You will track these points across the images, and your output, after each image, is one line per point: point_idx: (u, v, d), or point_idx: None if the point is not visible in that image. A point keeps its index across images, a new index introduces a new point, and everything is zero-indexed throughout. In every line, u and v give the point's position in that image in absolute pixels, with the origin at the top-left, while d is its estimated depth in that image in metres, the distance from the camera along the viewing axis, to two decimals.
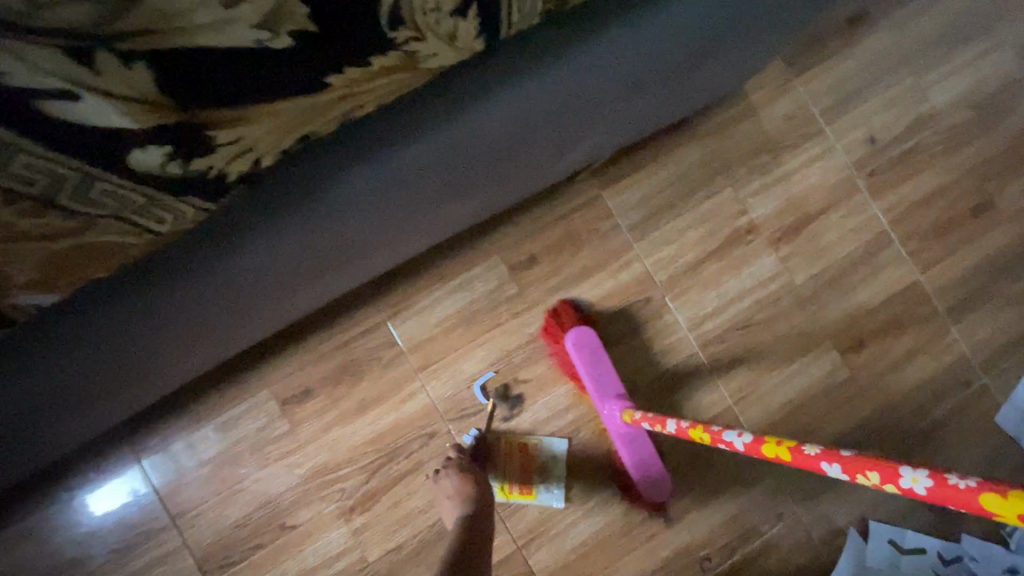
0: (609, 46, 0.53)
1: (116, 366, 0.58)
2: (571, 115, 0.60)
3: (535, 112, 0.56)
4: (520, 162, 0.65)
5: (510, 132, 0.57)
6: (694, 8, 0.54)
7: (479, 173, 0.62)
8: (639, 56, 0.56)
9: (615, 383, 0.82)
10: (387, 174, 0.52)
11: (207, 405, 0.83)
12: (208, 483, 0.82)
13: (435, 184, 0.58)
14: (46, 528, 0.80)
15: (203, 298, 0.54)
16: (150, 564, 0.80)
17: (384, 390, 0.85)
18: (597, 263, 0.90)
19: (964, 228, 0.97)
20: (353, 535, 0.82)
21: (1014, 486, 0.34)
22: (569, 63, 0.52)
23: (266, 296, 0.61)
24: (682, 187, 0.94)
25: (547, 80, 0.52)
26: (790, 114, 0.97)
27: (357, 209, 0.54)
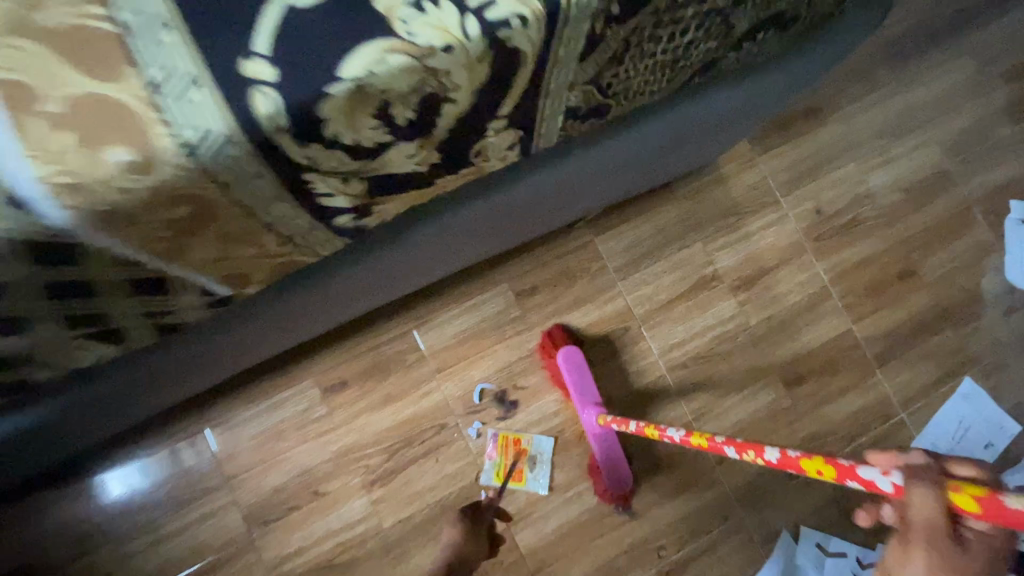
0: (607, 146, 0.73)
1: (222, 354, 0.76)
2: (577, 186, 0.80)
3: (558, 184, 0.76)
4: (540, 211, 0.85)
5: (538, 195, 0.77)
6: (671, 119, 0.74)
7: (504, 223, 0.81)
8: (630, 150, 0.76)
9: (594, 393, 1.01)
10: (449, 223, 0.72)
11: (261, 388, 1.01)
12: (256, 452, 1.00)
13: (477, 228, 0.78)
14: (120, 479, 0.97)
15: (299, 306, 0.73)
16: (203, 516, 0.97)
17: (406, 387, 1.04)
18: (587, 295, 1.10)
19: (890, 289, 1.18)
20: (372, 505, 0.99)
21: (819, 457, 0.55)
22: (578, 157, 0.72)
23: (337, 305, 0.80)
24: (661, 238, 1.14)
25: (561, 167, 0.72)
26: (753, 185, 1.19)
27: (417, 247, 0.73)
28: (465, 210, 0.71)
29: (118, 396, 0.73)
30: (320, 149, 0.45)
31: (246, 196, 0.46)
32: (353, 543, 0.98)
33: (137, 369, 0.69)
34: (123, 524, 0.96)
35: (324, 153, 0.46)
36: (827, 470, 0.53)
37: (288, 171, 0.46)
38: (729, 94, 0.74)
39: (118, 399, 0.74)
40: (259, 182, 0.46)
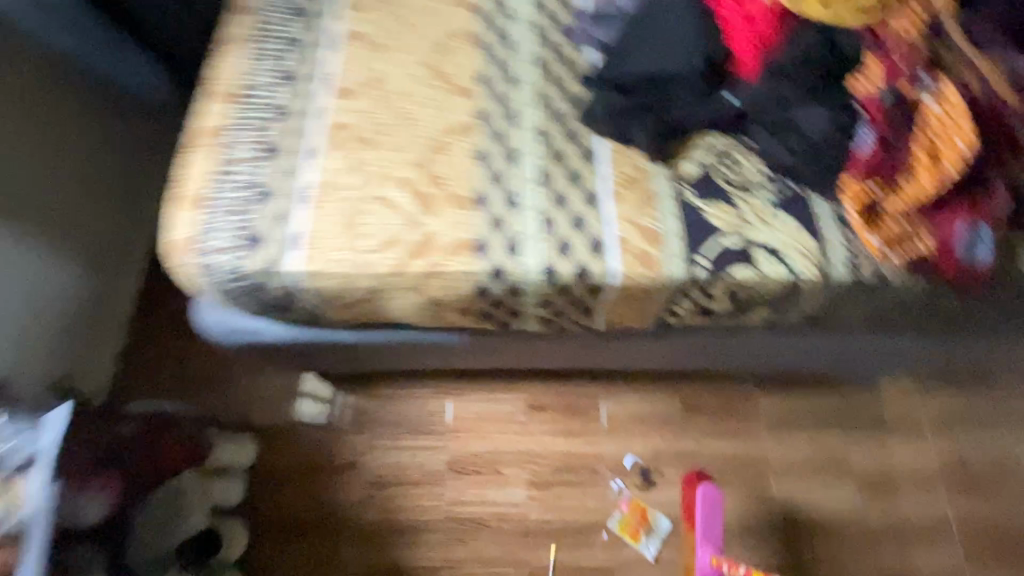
0: (809, 347, 1.04)
1: (505, 366, 1.17)
2: (773, 360, 1.11)
3: (774, 356, 1.08)
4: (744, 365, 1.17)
5: (755, 356, 1.09)
6: (861, 347, 1.03)
7: (712, 363, 1.14)
8: (823, 352, 1.06)
9: (717, 538, 1.15)
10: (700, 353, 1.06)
11: (492, 385, 1.48)
12: (471, 424, 1.45)
13: (707, 363, 1.12)
14: (389, 398, 1.47)
15: (567, 359, 1.12)
16: (424, 448, 1.43)
17: (582, 430, 1.43)
18: (736, 431, 1.41)
19: (998, 554, 1.32)
20: (527, 498, 1.37)
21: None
22: (787, 347, 1.04)
23: (580, 365, 1.17)
24: (812, 417, 1.42)
25: (773, 348, 1.04)
26: (904, 413, 1.42)
27: (655, 358, 1.09)
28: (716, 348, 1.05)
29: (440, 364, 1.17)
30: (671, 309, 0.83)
31: (620, 316, 0.86)
32: (504, 517, 1.36)
33: (466, 358, 1.12)
34: (378, 427, 1.45)
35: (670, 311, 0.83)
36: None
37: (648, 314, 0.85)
38: (914, 341, 1.03)
39: (438, 364, 1.18)
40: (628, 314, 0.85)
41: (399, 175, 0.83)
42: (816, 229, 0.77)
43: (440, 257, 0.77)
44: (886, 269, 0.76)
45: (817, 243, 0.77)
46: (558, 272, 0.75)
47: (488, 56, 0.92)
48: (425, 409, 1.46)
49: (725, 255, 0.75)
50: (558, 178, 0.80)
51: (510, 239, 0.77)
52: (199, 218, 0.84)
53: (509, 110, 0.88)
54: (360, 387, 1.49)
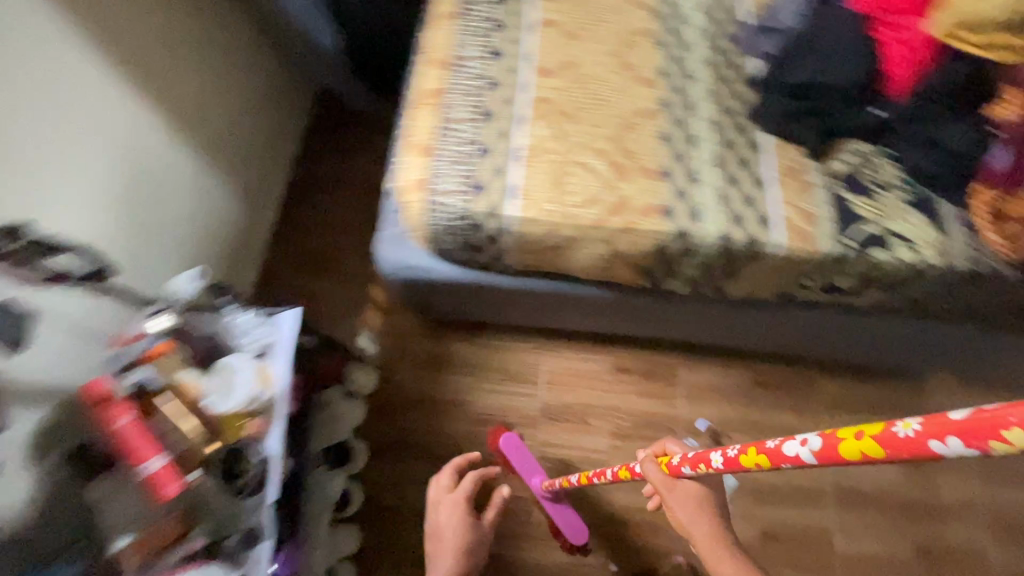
0: (885, 328, 1.21)
1: (625, 319, 1.32)
2: (852, 338, 1.29)
3: (845, 335, 1.30)
4: (812, 343, 1.40)
5: (828, 333, 1.32)
6: (927, 329, 1.21)
7: (801, 333, 1.31)
8: (898, 334, 1.23)
9: (531, 471, 1.45)
10: (792, 323, 1.27)
11: (583, 345, 1.66)
12: (564, 377, 1.63)
13: (791, 333, 1.34)
14: (492, 345, 1.64)
15: (686, 316, 1.27)
16: (522, 394, 1.61)
17: (660, 394, 1.62)
18: (796, 409, 1.61)
19: None
20: (610, 447, 1.56)
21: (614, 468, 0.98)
22: (870, 326, 1.21)
23: (690, 324, 1.32)
24: (860, 403, 1.62)
25: (856, 325, 1.21)
26: (944, 408, 1.61)
27: (768, 320, 1.23)
28: (804, 320, 1.26)
29: (564, 313, 1.32)
30: (789, 274, 0.98)
31: (752, 276, 1.01)
32: (588, 461, 1.55)
33: (594, 308, 1.28)
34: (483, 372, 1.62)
35: (789, 274, 0.99)
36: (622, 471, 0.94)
37: (775, 276, 0.99)
38: (970, 332, 1.25)
39: (559, 313, 1.33)
40: (759, 274, 1.00)
41: (596, 145, 0.99)
42: (937, 221, 0.94)
43: (637, 217, 0.93)
44: (995, 263, 0.92)
45: (948, 225, 0.93)
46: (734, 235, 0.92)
47: (668, 53, 1.09)
48: (524, 362, 1.64)
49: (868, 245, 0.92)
50: (732, 166, 0.97)
51: (693, 206, 0.94)
52: (430, 163, 0.99)
53: (687, 100, 1.04)
54: (467, 337, 1.65)
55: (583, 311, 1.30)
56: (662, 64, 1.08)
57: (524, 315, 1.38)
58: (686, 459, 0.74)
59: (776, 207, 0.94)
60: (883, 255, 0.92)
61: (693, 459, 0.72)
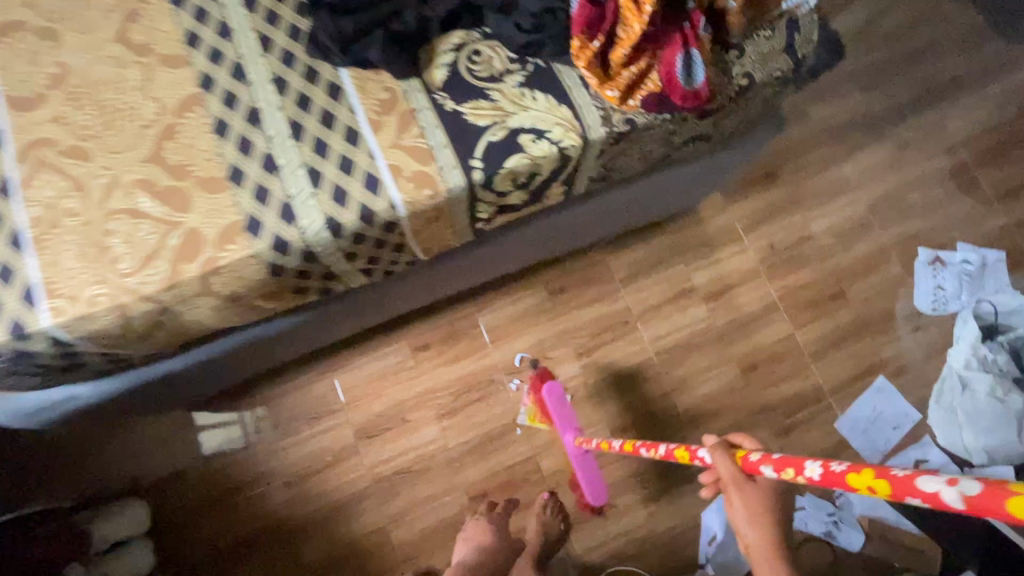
0: (609, 204, 1.13)
1: (369, 319, 1.13)
2: (592, 223, 1.21)
3: (586, 220, 1.19)
4: (570, 238, 1.29)
5: (571, 227, 1.21)
6: (648, 187, 1.15)
7: (546, 244, 1.20)
8: (626, 200, 1.16)
9: (571, 423, 1.34)
10: (526, 238, 1.14)
11: (370, 345, 1.47)
12: (365, 388, 1.45)
13: (537, 243, 1.22)
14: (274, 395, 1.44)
15: (423, 288, 1.10)
16: (330, 428, 1.43)
17: (470, 351, 1.48)
18: (600, 297, 1.55)
19: (825, 306, 1.60)
20: (442, 431, 1.43)
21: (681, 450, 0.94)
22: (593, 208, 1.12)
23: (437, 289, 1.16)
24: (654, 260, 1.59)
25: (578, 215, 1.11)
26: (723, 226, 1.63)
27: (499, 251, 1.10)
28: (535, 231, 1.13)
29: (297, 346, 1.11)
30: (455, 217, 0.82)
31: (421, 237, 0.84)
32: (427, 456, 1.42)
33: (322, 329, 1.07)
34: (277, 429, 1.42)
35: (456, 218, 0.83)
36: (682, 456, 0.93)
37: (442, 225, 0.83)
38: (697, 169, 1.19)
39: (288, 349, 1.11)
40: (425, 231, 0.82)
41: (130, 176, 0.72)
42: (562, 94, 0.80)
43: (215, 249, 0.70)
44: (635, 114, 0.81)
45: (566, 98, 0.80)
46: (345, 219, 0.73)
47: (185, 7, 0.80)
48: (316, 392, 1.45)
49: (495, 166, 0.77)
50: (315, 125, 0.76)
51: (281, 203, 0.72)
52: None
53: (229, 66, 0.78)
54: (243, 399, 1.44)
55: (315, 336, 1.09)
56: (180, 28, 0.79)
57: (253, 367, 1.15)
58: (769, 458, 0.70)
59: (374, 159, 0.75)
60: (514, 162, 0.78)
61: (778, 460, 0.67)
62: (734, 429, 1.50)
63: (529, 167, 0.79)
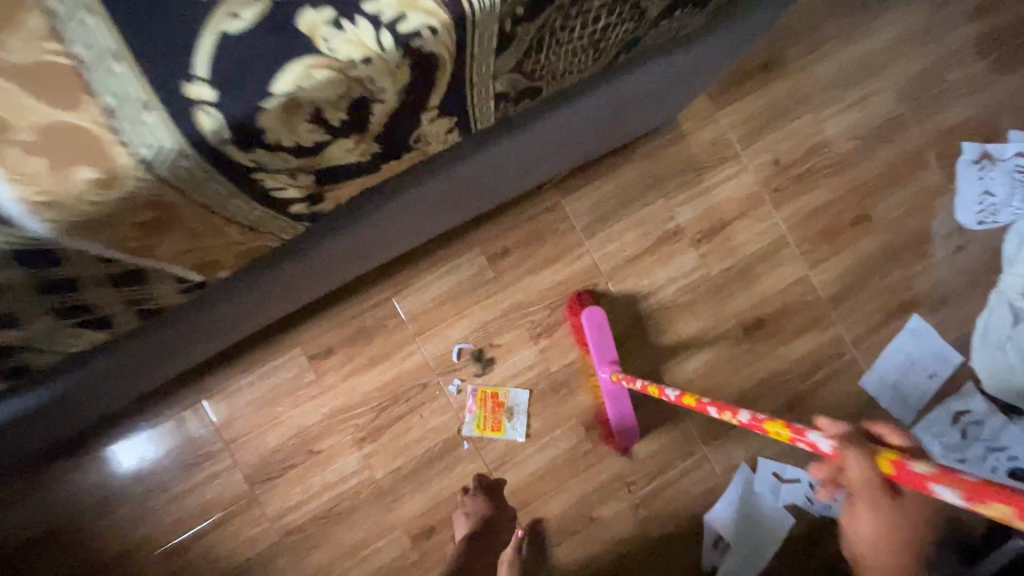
0: (551, 124, 0.74)
1: (214, 326, 0.79)
2: (531, 157, 0.83)
3: (503, 160, 0.77)
4: (490, 187, 0.87)
5: (485, 174, 0.79)
6: (610, 94, 0.75)
7: (466, 194, 0.83)
8: (578, 119, 0.77)
9: (611, 351, 1.08)
10: (405, 205, 0.73)
11: (251, 360, 1.08)
12: (253, 418, 1.08)
13: (435, 204, 0.80)
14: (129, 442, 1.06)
15: (280, 279, 0.75)
16: (210, 477, 1.06)
17: (389, 350, 1.10)
18: (556, 256, 1.15)
19: (846, 234, 1.24)
20: (364, 459, 1.09)
21: (783, 422, 0.67)
22: (527, 132, 0.72)
23: (312, 279, 0.82)
24: (624, 198, 1.18)
25: (505, 147, 0.72)
26: (713, 140, 1.21)
27: (389, 217, 0.74)
28: (417, 194, 0.72)
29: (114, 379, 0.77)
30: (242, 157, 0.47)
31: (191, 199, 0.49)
32: (349, 494, 1.08)
33: (137, 351, 0.73)
34: (140, 487, 1.06)
35: (241, 157, 0.47)
36: (782, 432, 0.65)
37: (217, 175, 0.48)
38: (684, 63, 0.78)
39: (106, 385, 0.79)
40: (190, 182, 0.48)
41: None
42: None
43: None
44: None
45: None
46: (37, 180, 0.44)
47: None
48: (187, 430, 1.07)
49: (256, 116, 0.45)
50: None
51: None
52: None
53: None
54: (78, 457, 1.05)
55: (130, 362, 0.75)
56: None
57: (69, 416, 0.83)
58: (958, 480, 0.46)
59: (40, 120, 0.45)
60: (278, 101, 0.45)
61: (977, 489, 0.45)
62: (738, 404, 1.20)
63: (320, 107, 0.47)
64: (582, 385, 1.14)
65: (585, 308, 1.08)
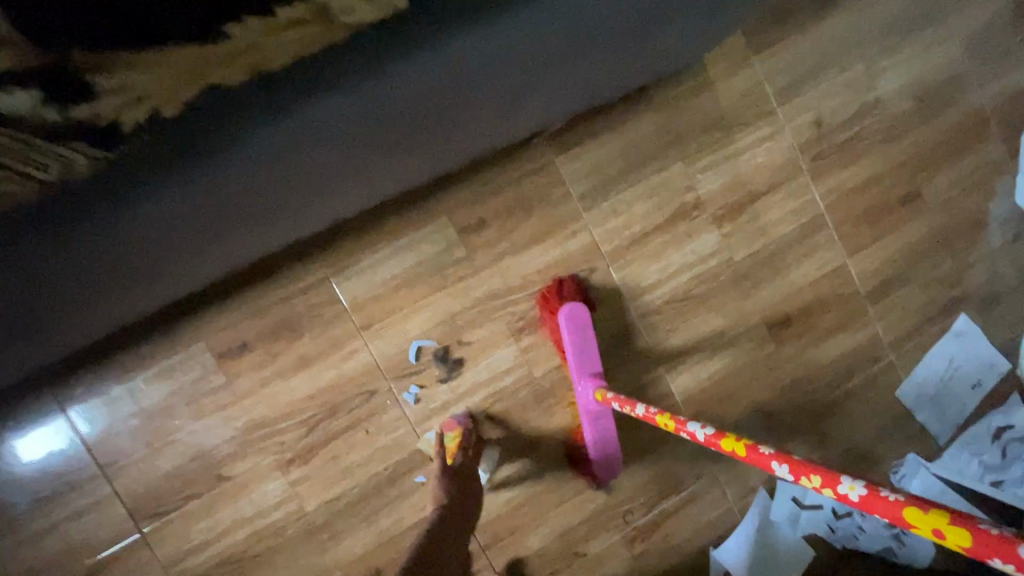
0: (556, 10, 0.48)
1: (29, 319, 0.54)
2: (522, 75, 0.57)
3: (471, 70, 0.50)
4: (454, 119, 0.59)
5: (446, 91, 0.52)
6: None
7: (425, 125, 0.57)
8: (598, 11, 0.51)
9: (594, 361, 0.86)
10: (307, 129, 0.46)
11: (136, 357, 0.81)
12: (139, 434, 0.81)
13: (366, 139, 0.53)
14: None
15: (118, 250, 0.49)
16: (78, 513, 0.79)
17: (326, 347, 0.85)
18: (546, 230, 0.90)
19: (892, 216, 1.03)
20: (291, 486, 0.84)
21: (939, 510, 0.39)
22: (517, 18, 0.47)
23: (185, 250, 0.56)
24: (635, 160, 0.93)
25: (480, 40, 0.47)
26: (745, 91, 0.97)
27: (295, 151, 0.48)
28: (322, 109, 0.45)
29: None
30: None
31: None
32: (270, 532, 0.83)
33: None
34: None
35: None
36: (955, 537, 0.37)
37: None
38: None
39: None
40: None
41: None
42: None
43: None
44: None
45: None
46: None
47: None
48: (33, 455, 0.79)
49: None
50: None
51: None
52: None
53: None
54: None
55: None
56: None
57: None
58: None
59: None
60: None
61: None
62: (756, 416, 0.99)
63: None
64: (571, 394, 0.91)
65: (564, 305, 0.86)
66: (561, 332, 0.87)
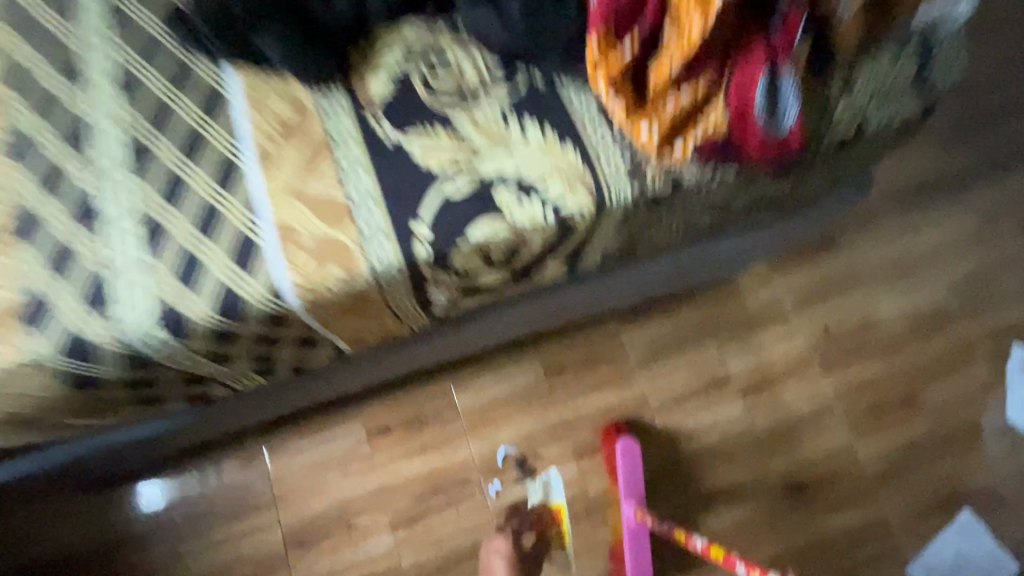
0: (635, 274, 0.88)
1: (315, 390, 0.96)
2: (610, 294, 0.97)
3: (583, 295, 0.90)
4: (566, 311, 0.99)
5: (567, 302, 0.92)
6: (691, 258, 0.89)
7: (548, 315, 0.97)
8: (658, 272, 0.91)
9: (638, 489, 1.12)
10: (497, 317, 0.87)
11: (316, 423, 1.17)
12: (303, 480, 1.14)
13: (517, 320, 0.93)
14: (186, 480, 1.12)
15: (384, 360, 0.91)
16: (249, 530, 1.11)
17: (441, 440, 1.18)
18: (610, 380, 1.24)
19: (894, 412, 1.26)
20: (394, 543, 1.11)
21: None
22: (615, 277, 0.87)
23: (403, 364, 0.97)
24: (680, 339, 1.28)
25: (594, 286, 0.87)
26: (768, 301, 1.32)
27: (484, 324, 0.89)
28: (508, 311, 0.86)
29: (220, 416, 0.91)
30: (427, 281, 0.69)
31: (377, 300, 0.70)
32: None
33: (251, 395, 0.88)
34: (183, 525, 1.11)
35: (429, 281, 0.69)
36: None
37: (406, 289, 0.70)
38: (763, 240, 0.91)
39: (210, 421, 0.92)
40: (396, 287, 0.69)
41: None
42: (564, 141, 0.68)
43: None
44: (680, 170, 0.66)
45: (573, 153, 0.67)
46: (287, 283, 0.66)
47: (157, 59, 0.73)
48: (148, 503, 1.11)
49: (435, 226, 0.66)
50: (248, 162, 0.68)
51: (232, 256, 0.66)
52: None
53: (79, 130, 0.70)
54: (136, 481, 1.11)
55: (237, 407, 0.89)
56: None
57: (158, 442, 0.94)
58: None
59: (289, 240, 0.66)
60: (461, 251, 0.67)
61: None
62: (772, 568, 1.16)
63: (478, 255, 0.68)
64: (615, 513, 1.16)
65: (620, 439, 1.13)
66: (615, 459, 1.14)
